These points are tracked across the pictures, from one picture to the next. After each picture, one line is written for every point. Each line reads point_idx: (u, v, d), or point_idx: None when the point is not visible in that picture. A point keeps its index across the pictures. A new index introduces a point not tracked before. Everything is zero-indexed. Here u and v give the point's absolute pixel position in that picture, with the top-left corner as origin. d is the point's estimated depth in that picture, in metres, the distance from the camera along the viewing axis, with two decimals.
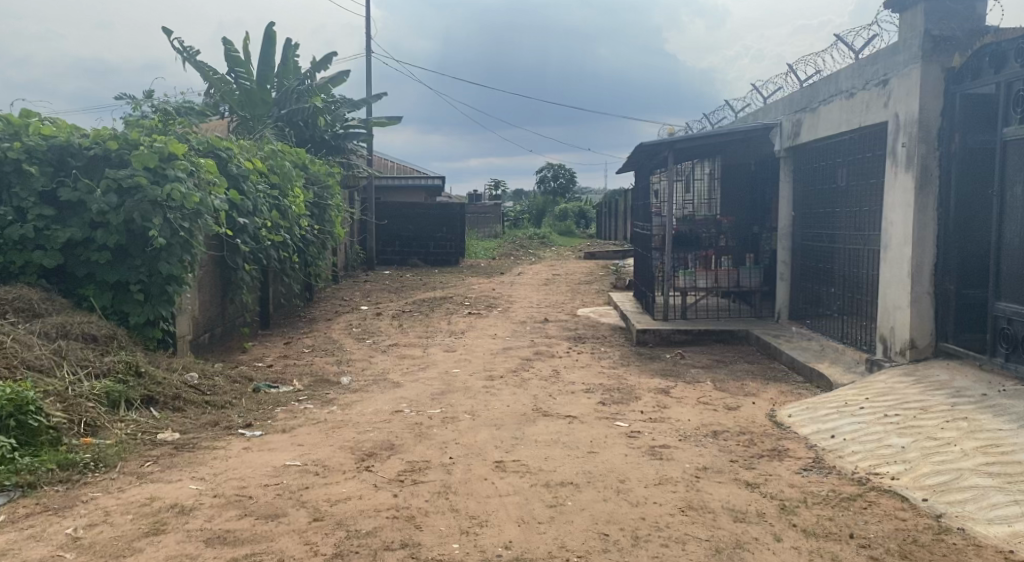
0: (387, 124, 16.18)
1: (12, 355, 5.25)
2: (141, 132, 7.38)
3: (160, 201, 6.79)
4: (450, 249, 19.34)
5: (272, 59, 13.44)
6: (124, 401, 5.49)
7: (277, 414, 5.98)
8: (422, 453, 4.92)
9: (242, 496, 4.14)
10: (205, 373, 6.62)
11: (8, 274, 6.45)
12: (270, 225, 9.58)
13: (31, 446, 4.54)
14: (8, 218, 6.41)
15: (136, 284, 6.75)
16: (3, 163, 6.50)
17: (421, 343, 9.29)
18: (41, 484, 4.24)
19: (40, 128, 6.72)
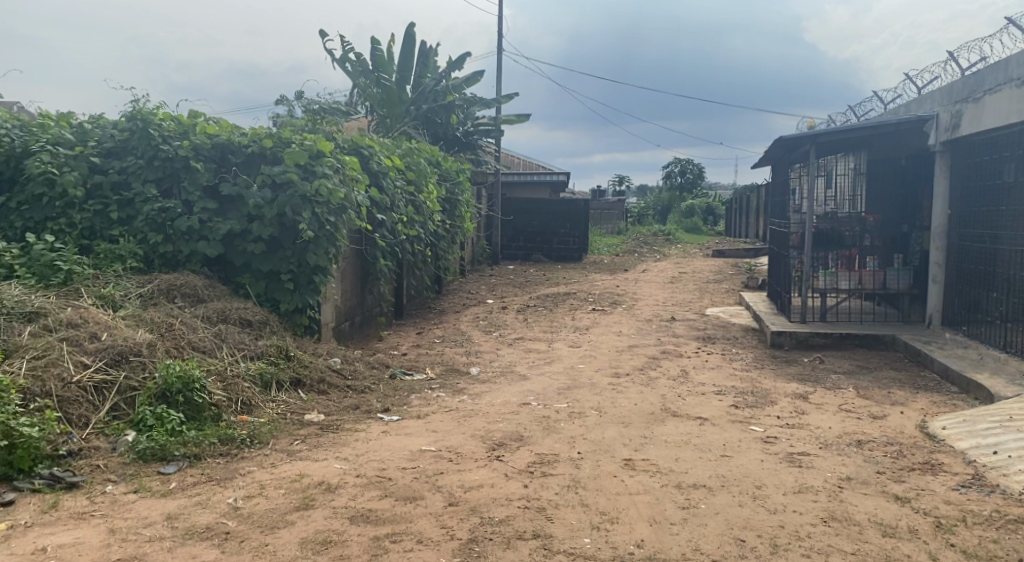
0: (514, 121, 16.38)
1: (179, 337, 5.74)
2: (293, 131, 7.85)
3: (309, 197, 7.21)
4: (573, 244, 19.29)
5: (411, 59, 13.89)
6: (275, 382, 5.87)
7: (412, 401, 6.21)
8: (551, 446, 4.97)
9: (382, 478, 4.34)
10: (345, 358, 6.98)
11: (176, 262, 7.03)
12: (406, 220, 9.95)
13: (196, 421, 4.96)
14: (178, 211, 7.00)
15: (286, 273, 7.20)
16: (175, 161, 7.11)
17: (547, 337, 9.37)
18: (205, 456, 4.61)
19: (205, 128, 7.24)
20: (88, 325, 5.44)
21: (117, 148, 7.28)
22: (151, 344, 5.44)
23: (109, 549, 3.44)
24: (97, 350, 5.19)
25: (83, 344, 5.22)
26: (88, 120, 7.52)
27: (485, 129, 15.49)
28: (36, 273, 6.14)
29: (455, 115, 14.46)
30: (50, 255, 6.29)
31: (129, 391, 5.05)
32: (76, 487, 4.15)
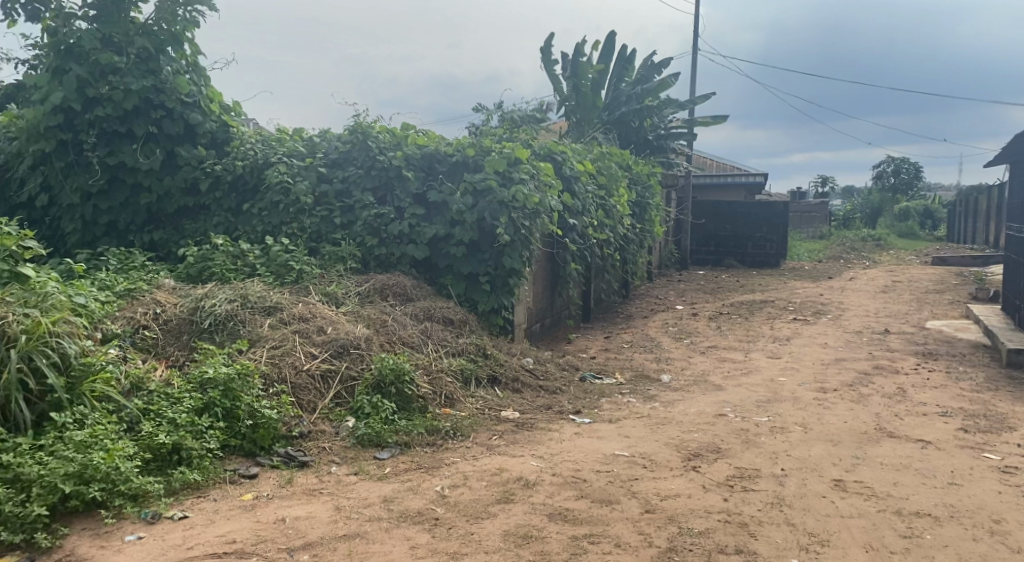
0: (710, 123, 15.92)
1: (391, 333, 6.18)
2: (494, 140, 8.20)
3: (507, 202, 7.44)
4: (770, 250, 18.41)
5: (607, 63, 13.94)
6: (473, 378, 6.13)
7: (603, 404, 6.23)
8: (751, 460, 4.78)
9: (577, 478, 4.39)
10: (538, 359, 7.14)
11: (387, 263, 7.56)
12: (597, 223, 10.00)
13: (406, 411, 5.31)
14: (390, 216, 7.55)
15: (484, 276, 7.50)
16: (390, 170, 7.73)
17: (743, 346, 9.01)
18: (414, 444, 4.92)
19: (416, 139, 7.88)
20: (315, 319, 6.02)
21: (340, 159, 8.04)
22: (367, 338, 5.91)
23: (335, 524, 3.76)
24: (323, 342, 5.73)
25: (312, 336, 5.78)
26: (317, 134, 8.40)
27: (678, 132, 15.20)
28: (273, 272, 6.88)
29: (648, 119, 14.33)
30: (284, 256, 7.01)
31: (349, 381, 5.51)
32: (305, 466, 4.59)
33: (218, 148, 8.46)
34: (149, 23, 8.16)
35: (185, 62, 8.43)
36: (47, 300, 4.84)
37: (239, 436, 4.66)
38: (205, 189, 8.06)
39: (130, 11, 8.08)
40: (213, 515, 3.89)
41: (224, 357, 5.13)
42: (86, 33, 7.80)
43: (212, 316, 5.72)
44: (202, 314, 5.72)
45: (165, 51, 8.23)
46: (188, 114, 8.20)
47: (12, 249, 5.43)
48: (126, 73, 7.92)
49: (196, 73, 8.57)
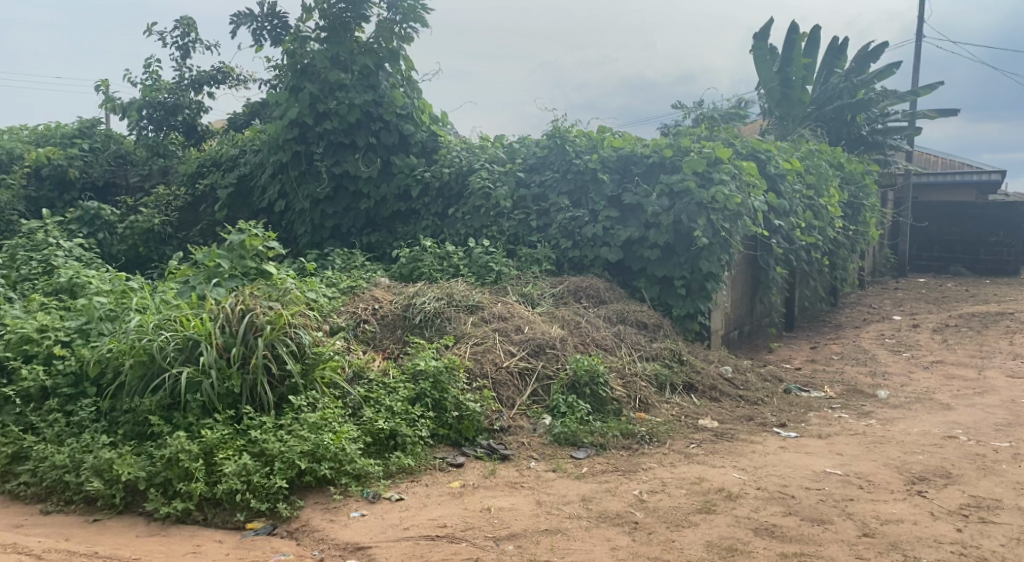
0: (937, 116, 14.48)
1: (585, 334, 6.25)
2: (693, 140, 8.01)
3: (705, 204, 7.24)
4: (1009, 257, 16.21)
5: (816, 54, 13.13)
6: (669, 384, 6.02)
7: (810, 418, 5.87)
8: (987, 489, 4.30)
9: (784, 494, 4.18)
10: (738, 368, 6.87)
11: (582, 265, 7.63)
12: (803, 226, 9.44)
13: (600, 413, 5.34)
14: (585, 219, 7.62)
15: (680, 280, 7.34)
16: (586, 173, 7.82)
17: (975, 363, 8.10)
18: (610, 446, 4.93)
19: (612, 141, 7.85)
20: (514, 318, 6.22)
21: (538, 164, 8.28)
22: (563, 338, 6.03)
23: (537, 518, 3.86)
24: (522, 341, 5.91)
25: (511, 334, 5.99)
26: (516, 140, 8.72)
27: (896, 126, 14.00)
28: (475, 273, 7.19)
29: (862, 113, 13.33)
30: (485, 257, 7.32)
31: (545, 379, 5.64)
32: (507, 459, 4.75)
33: (427, 156, 9.00)
34: (370, 41, 8.86)
35: (400, 75, 9.06)
36: (286, 294, 5.41)
37: (446, 426, 4.93)
38: (415, 194, 8.59)
39: (354, 31, 8.83)
40: (426, 499, 4.14)
41: (433, 351, 5.45)
42: (318, 53, 8.62)
43: (422, 312, 6.09)
44: (413, 310, 6.11)
45: (383, 67, 8.91)
46: (401, 125, 8.82)
47: (258, 248, 6.13)
48: (350, 88, 8.64)
49: (410, 86, 9.17)
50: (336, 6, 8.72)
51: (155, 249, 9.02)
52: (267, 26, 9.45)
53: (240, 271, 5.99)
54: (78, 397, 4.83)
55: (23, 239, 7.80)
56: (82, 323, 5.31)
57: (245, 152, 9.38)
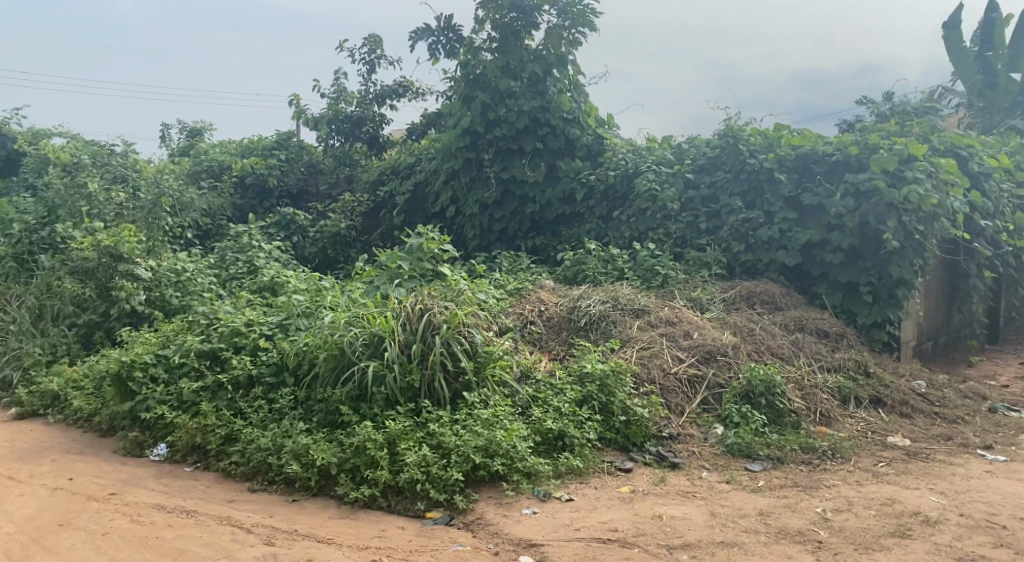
0: None
1: (760, 342, 6.00)
2: (882, 136, 7.49)
3: (896, 204, 6.74)
4: None
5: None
6: (854, 398, 5.64)
7: (1021, 441, 5.29)
8: None
9: (992, 523, 3.79)
10: (933, 383, 6.32)
11: (756, 269, 7.34)
12: (1012, 227, 8.53)
13: (776, 425, 5.11)
14: (760, 221, 7.33)
15: (866, 286, 6.88)
16: (761, 173, 7.52)
17: None
18: (788, 460, 4.70)
19: (790, 139, 7.53)
20: (683, 323, 6.09)
21: (708, 164, 8.04)
22: (735, 345, 5.83)
23: (712, 530, 3.75)
24: (691, 347, 5.79)
25: (679, 340, 5.88)
26: (686, 141, 8.54)
27: None
28: (642, 276, 7.12)
29: None
30: (652, 261, 7.23)
31: (716, 387, 5.48)
32: (677, 467, 4.66)
33: (593, 159, 9.02)
34: (539, 48, 9.00)
35: (568, 80, 9.13)
36: (460, 295, 5.64)
37: (614, 430, 4.92)
38: (581, 198, 8.61)
39: (525, 39, 9.00)
40: (596, 502, 4.15)
41: (600, 354, 5.46)
42: (490, 63, 8.90)
43: (588, 315, 6.11)
44: (579, 313, 6.14)
45: (551, 73, 9.01)
46: (568, 129, 8.87)
47: (433, 251, 6.43)
48: (520, 95, 8.82)
49: (577, 90, 9.22)
50: (507, 15, 8.94)
51: (341, 251, 9.65)
52: (443, 40, 9.87)
53: (418, 272, 6.30)
54: (279, 385, 5.28)
55: (231, 242, 8.64)
56: (282, 318, 5.81)
57: (420, 160, 9.83)
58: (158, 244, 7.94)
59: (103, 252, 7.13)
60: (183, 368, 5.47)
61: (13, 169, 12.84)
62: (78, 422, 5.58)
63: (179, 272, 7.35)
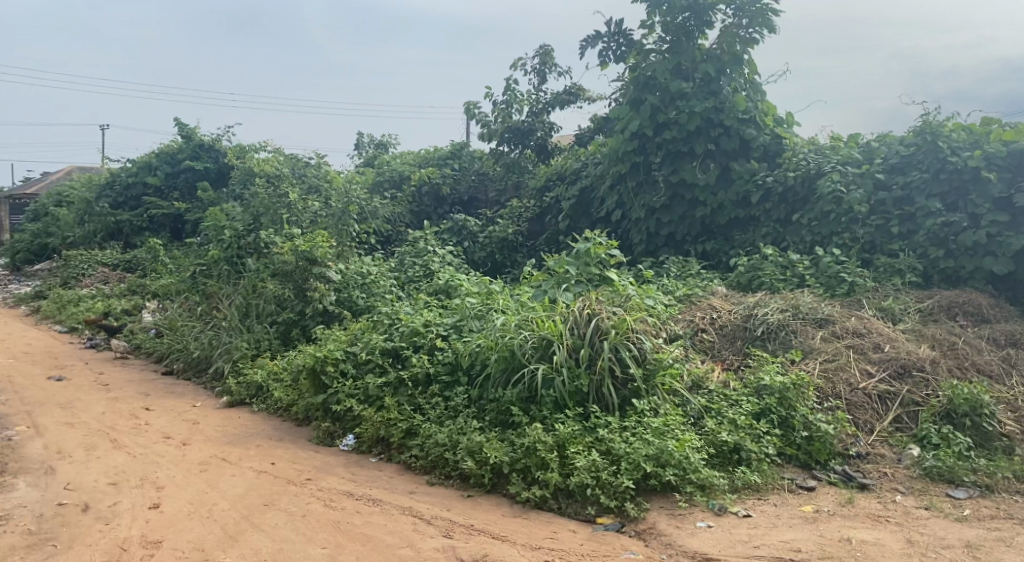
0: None
1: (963, 356, 5.48)
2: None
3: None
4: None
5: None
6: None
7: None
8: None
9: None
10: None
11: (958, 278, 6.74)
12: None
13: (984, 449, 4.65)
14: (963, 224, 6.71)
15: None
16: (965, 172, 6.89)
17: None
18: (999, 488, 4.25)
19: (1003, 134, 6.95)
20: (872, 335, 5.66)
21: (902, 164, 7.43)
22: (934, 360, 5.35)
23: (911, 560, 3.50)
24: (882, 361, 5.38)
25: (868, 352, 5.48)
26: (875, 138, 7.98)
27: None
28: (826, 283, 6.72)
29: None
30: (836, 267, 6.81)
31: (912, 405, 5.06)
32: (866, 488, 4.35)
33: (770, 160, 8.65)
34: (713, 48, 8.76)
35: (743, 79, 8.80)
36: (628, 301, 5.59)
37: (794, 446, 4.67)
38: (756, 201, 8.26)
39: (698, 39, 8.78)
40: (776, 519, 3.97)
41: (778, 365, 5.21)
42: (662, 65, 8.76)
43: (765, 324, 5.85)
44: (755, 321, 5.89)
45: (725, 73, 8.72)
46: (743, 129, 8.54)
47: (601, 256, 6.43)
48: (692, 96, 8.58)
49: (753, 88, 8.86)
50: (679, 16, 8.77)
51: (509, 256, 9.78)
52: (613, 46, 9.85)
53: (586, 277, 6.29)
54: (454, 384, 5.49)
55: (409, 248, 9.08)
56: (456, 320, 6.05)
57: (587, 165, 9.83)
58: (346, 248, 8.51)
59: (299, 255, 7.72)
60: (368, 364, 5.82)
61: (223, 181, 14.26)
62: (279, 411, 6.08)
63: (364, 275, 7.85)
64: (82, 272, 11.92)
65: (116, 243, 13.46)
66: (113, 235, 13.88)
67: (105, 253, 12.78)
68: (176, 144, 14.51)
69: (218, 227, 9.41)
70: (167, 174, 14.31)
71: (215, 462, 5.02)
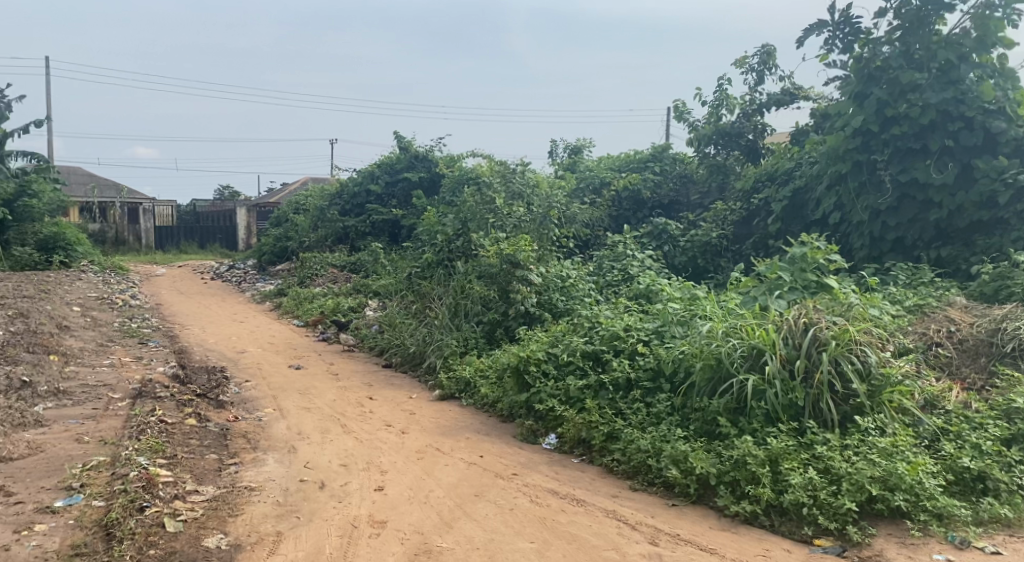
0: None
1: None
2: None
3: None
4: None
5: None
6: None
7: None
8: None
9: None
10: None
11: None
12: None
13: None
14: None
15: None
16: None
17: None
18: None
19: None
20: None
21: None
22: None
23: None
24: None
25: None
26: None
27: None
28: None
29: None
30: None
31: None
32: None
33: None
34: (954, 33, 7.97)
35: (991, 66, 7.93)
36: (850, 310, 5.21)
37: None
38: (1004, 201, 7.39)
39: (935, 25, 8.05)
40: None
41: None
42: (892, 55, 8.10)
43: (1016, 340, 5.20)
44: (1003, 336, 5.26)
45: (968, 59, 7.89)
46: (990, 122, 7.67)
47: (819, 261, 6.06)
48: (927, 88, 7.86)
49: (1004, 77, 7.98)
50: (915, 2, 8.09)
51: (712, 260, 9.49)
52: (838, 34, 9.25)
53: (801, 284, 5.93)
54: (656, 390, 5.42)
55: (608, 251, 9.11)
56: (658, 325, 5.97)
57: (801, 165, 9.26)
58: (548, 252, 8.69)
59: (504, 259, 8.06)
60: (569, 366, 5.90)
61: (435, 189, 15.13)
62: (485, 407, 6.34)
63: (565, 278, 7.96)
64: (315, 272, 13.17)
65: (343, 246, 14.74)
66: (340, 239, 15.22)
67: (334, 256, 14.05)
68: (395, 155, 15.62)
69: (432, 231, 10.00)
70: (386, 183, 15.43)
71: (430, 451, 5.34)
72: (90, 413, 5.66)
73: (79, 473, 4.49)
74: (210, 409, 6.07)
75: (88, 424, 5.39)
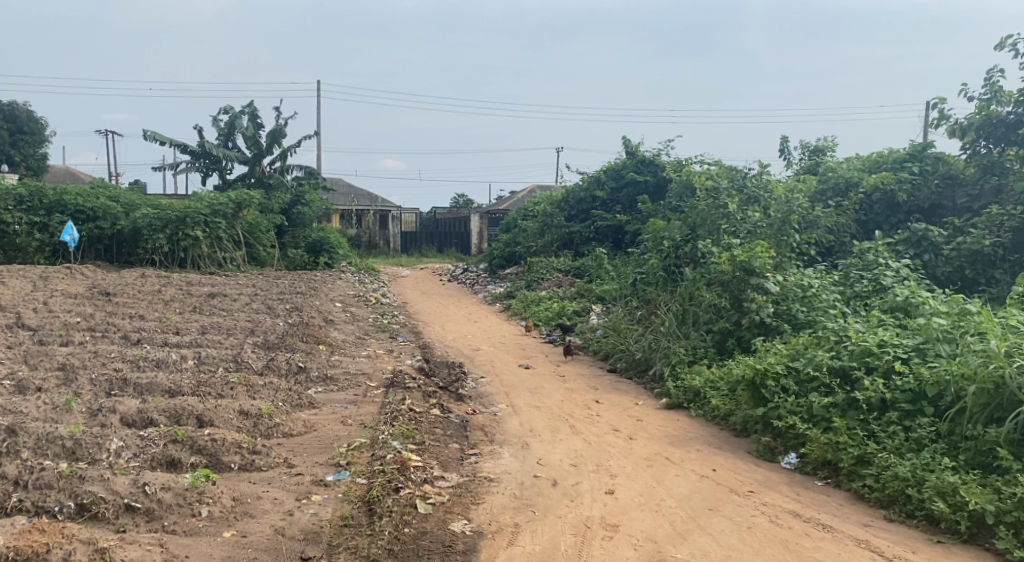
0: None
1: None
2: None
3: None
4: None
5: None
6: None
7: None
8: None
9: None
10: None
11: None
12: None
13: None
14: None
15: None
16: None
17: None
18: None
19: None
20: None
21: None
22: None
23: None
24: None
25: None
26: None
27: None
28: None
29: None
30: None
31: None
32: None
33: None
34: None
35: None
36: None
37: None
38: None
39: None
40: None
41: None
42: None
43: None
44: None
45: None
46: None
47: None
48: None
49: None
50: None
51: (984, 271, 8.52)
52: None
53: None
54: (917, 414, 4.92)
55: (856, 259, 8.44)
56: (919, 342, 5.42)
57: None
58: (785, 258, 8.27)
59: (737, 265, 7.72)
60: (814, 382, 5.50)
61: (661, 194, 14.91)
62: (716, 419, 6.10)
63: (806, 288, 7.47)
64: (542, 276, 13.54)
65: (568, 252, 15.05)
66: (568, 244, 15.60)
67: (560, 260, 14.37)
68: (621, 161, 15.60)
69: (658, 237, 10.00)
70: (612, 189, 15.53)
71: (660, 459, 5.27)
72: (352, 398, 6.27)
73: (345, 452, 4.97)
74: (451, 402, 6.46)
75: (350, 408, 5.97)
